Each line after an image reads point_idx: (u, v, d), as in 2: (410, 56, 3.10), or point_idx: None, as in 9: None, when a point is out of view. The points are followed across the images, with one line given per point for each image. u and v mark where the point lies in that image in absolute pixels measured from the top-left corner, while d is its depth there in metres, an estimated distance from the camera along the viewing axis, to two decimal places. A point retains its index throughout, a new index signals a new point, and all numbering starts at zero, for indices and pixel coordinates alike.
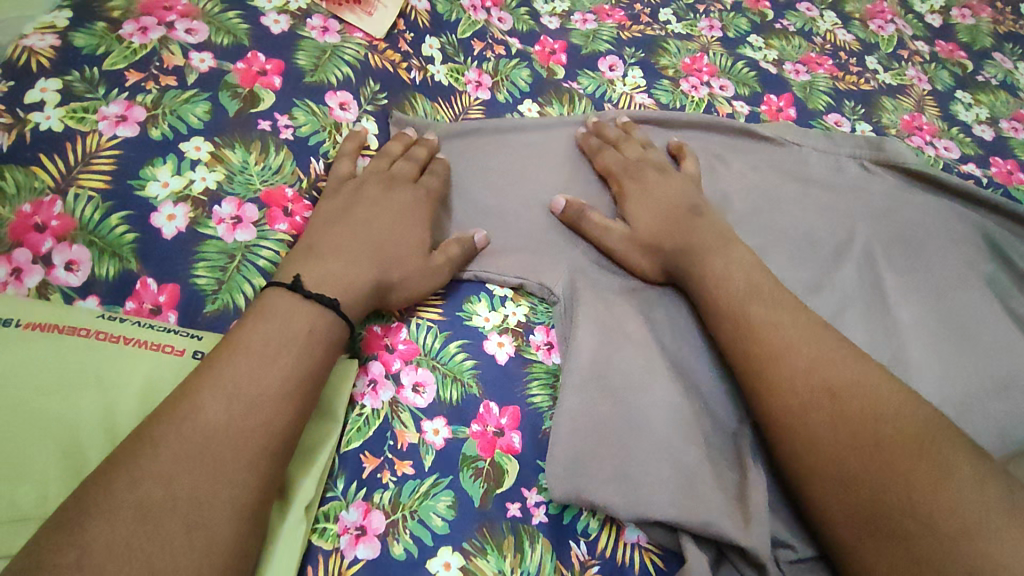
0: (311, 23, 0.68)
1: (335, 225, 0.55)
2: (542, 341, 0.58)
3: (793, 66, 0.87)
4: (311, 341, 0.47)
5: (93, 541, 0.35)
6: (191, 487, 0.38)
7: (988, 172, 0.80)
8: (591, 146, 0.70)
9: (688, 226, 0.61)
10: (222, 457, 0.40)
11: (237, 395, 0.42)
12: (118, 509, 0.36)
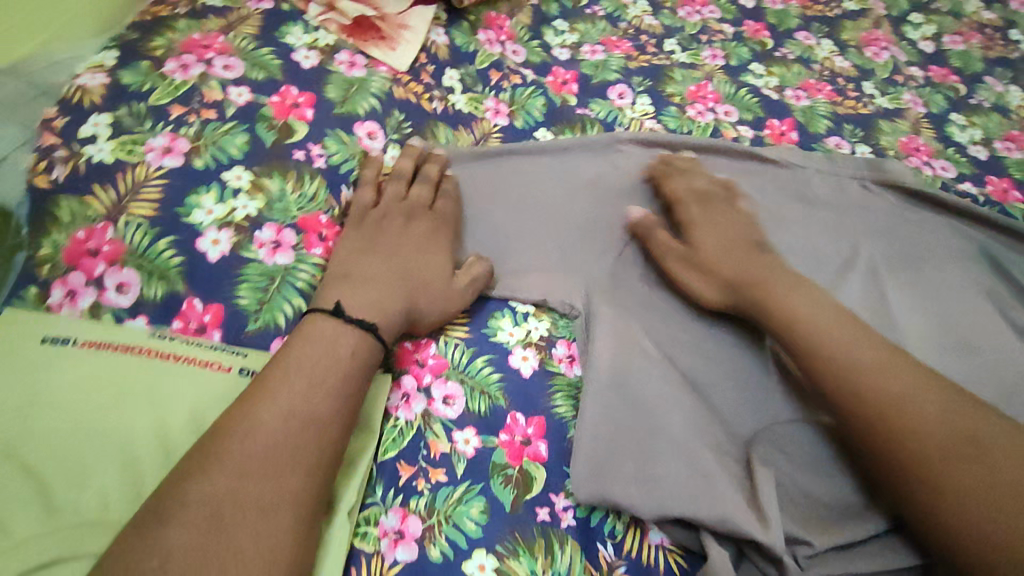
0: (338, 58, 0.73)
1: (370, 253, 0.58)
2: (564, 354, 0.61)
3: (793, 92, 0.91)
4: (350, 355, 0.50)
5: (172, 548, 0.38)
6: (254, 496, 0.41)
7: (984, 190, 0.82)
8: (659, 172, 0.76)
9: (757, 255, 0.63)
10: (278, 468, 0.43)
11: (293, 413, 0.45)
12: (190, 520, 0.39)
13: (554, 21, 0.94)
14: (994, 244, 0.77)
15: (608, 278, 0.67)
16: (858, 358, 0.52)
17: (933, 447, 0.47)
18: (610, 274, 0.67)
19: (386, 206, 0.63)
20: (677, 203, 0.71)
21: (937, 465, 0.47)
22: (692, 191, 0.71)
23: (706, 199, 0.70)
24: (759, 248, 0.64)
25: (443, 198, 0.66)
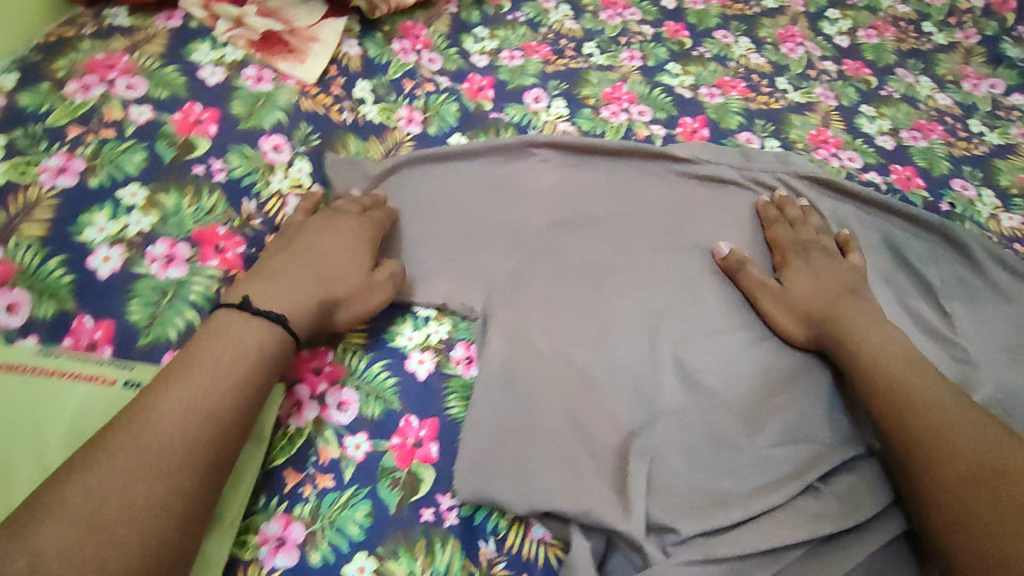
0: (245, 73, 0.73)
1: (286, 251, 0.60)
2: (462, 356, 0.63)
3: (708, 90, 0.93)
4: (254, 357, 0.50)
5: (47, 545, 0.38)
6: (140, 497, 0.41)
7: (888, 179, 0.85)
8: (767, 215, 0.77)
9: (851, 304, 0.66)
10: (168, 470, 0.43)
11: (193, 411, 0.46)
12: (73, 515, 0.39)
13: (474, 29, 0.96)
14: (896, 230, 0.79)
15: (510, 278, 0.68)
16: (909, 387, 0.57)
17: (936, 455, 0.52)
18: (512, 275, 0.69)
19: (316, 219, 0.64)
20: (777, 249, 0.74)
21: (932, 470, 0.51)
22: (796, 239, 0.74)
23: (829, 250, 0.72)
24: (853, 295, 0.67)
25: (378, 209, 0.68)
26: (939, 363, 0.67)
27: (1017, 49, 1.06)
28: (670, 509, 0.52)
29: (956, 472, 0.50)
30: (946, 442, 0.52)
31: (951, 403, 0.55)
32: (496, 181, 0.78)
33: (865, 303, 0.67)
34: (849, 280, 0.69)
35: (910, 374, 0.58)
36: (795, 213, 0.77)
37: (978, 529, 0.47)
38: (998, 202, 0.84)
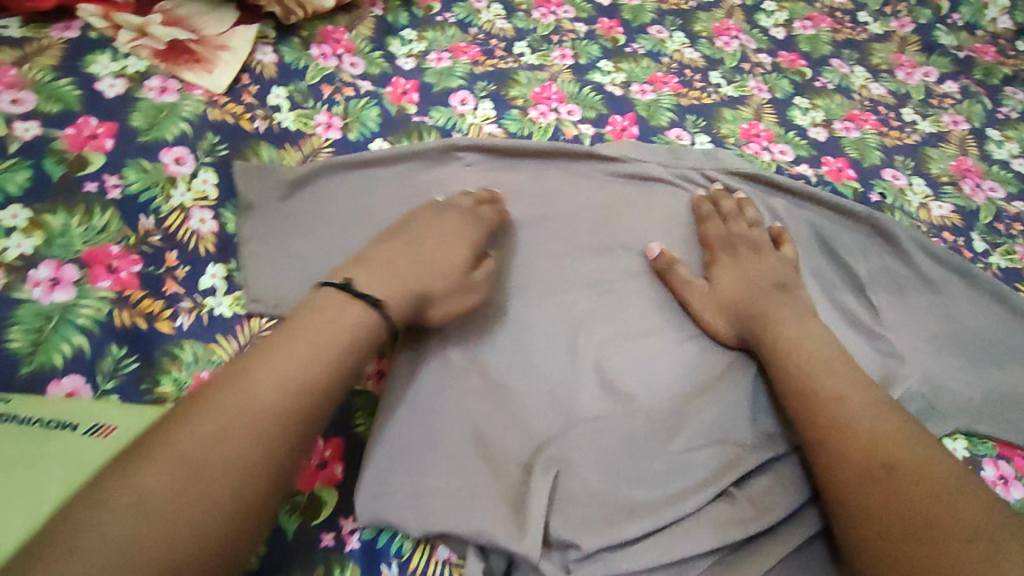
0: (147, 84, 0.70)
1: (392, 239, 0.59)
2: (371, 371, 0.62)
3: (639, 87, 0.91)
4: (362, 333, 0.51)
5: (145, 492, 0.39)
6: (227, 460, 0.42)
7: (819, 171, 0.84)
8: (701, 211, 0.75)
9: (772, 300, 0.65)
10: (256, 434, 0.43)
11: (294, 375, 0.46)
12: (172, 465, 0.40)
13: (401, 31, 0.91)
14: (826, 221, 0.78)
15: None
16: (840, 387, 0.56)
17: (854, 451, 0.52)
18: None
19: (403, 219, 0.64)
20: (706, 247, 0.72)
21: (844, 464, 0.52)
22: (726, 234, 0.72)
23: (757, 244, 0.71)
24: (780, 291, 0.66)
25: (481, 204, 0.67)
26: (863, 356, 0.67)
27: (949, 37, 1.07)
28: (572, 524, 0.51)
29: (855, 473, 0.51)
30: (852, 442, 0.52)
31: (859, 400, 0.55)
32: (416, 185, 0.74)
33: (795, 299, 0.66)
34: (779, 275, 0.68)
35: (824, 370, 0.58)
36: (730, 208, 0.75)
37: (871, 532, 0.48)
38: (928, 190, 0.84)
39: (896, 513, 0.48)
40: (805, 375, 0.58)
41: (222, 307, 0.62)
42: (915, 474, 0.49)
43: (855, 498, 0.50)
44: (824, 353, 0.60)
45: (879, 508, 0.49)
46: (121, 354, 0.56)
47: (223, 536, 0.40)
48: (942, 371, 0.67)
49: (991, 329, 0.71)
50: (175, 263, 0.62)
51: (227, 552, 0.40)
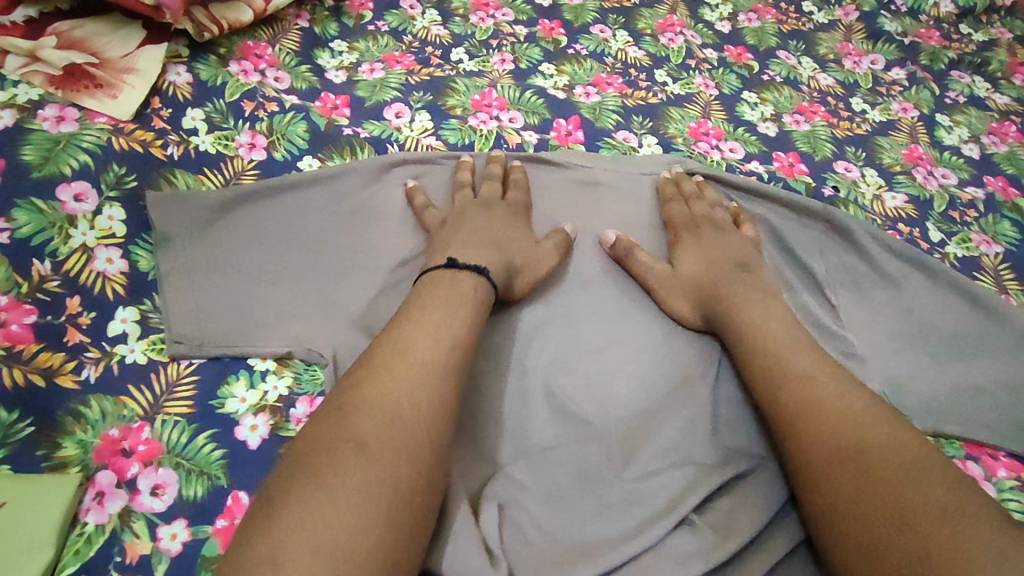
0: (42, 115, 0.65)
1: (457, 232, 0.64)
2: (304, 413, 0.56)
3: (583, 89, 0.88)
4: (475, 310, 0.55)
5: (360, 435, 0.43)
6: (418, 406, 0.46)
7: (770, 167, 0.82)
8: (665, 193, 0.74)
9: (735, 280, 0.64)
10: (415, 419, 0.45)
11: (440, 333, 0.51)
12: (375, 413, 0.45)
13: (330, 42, 0.86)
14: (781, 218, 0.75)
15: (362, 324, 0.62)
16: (803, 369, 0.55)
17: (824, 436, 0.50)
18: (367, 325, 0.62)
19: (441, 215, 0.68)
20: (670, 227, 0.71)
21: (814, 451, 0.50)
22: (689, 215, 0.71)
23: (720, 224, 0.70)
24: (743, 270, 0.66)
25: (514, 189, 0.71)
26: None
27: (894, 23, 1.06)
28: (525, 570, 0.47)
29: (827, 456, 0.49)
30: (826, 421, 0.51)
31: (827, 379, 0.54)
32: (349, 207, 0.69)
33: (755, 278, 0.65)
34: (748, 254, 0.68)
35: (792, 354, 0.57)
36: (693, 190, 0.74)
37: (848, 521, 0.46)
38: (881, 181, 0.82)
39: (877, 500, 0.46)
40: (774, 354, 0.57)
41: (134, 354, 0.56)
42: (887, 453, 0.48)
43: (834, 481, 0.48)
44: (784, 338, 0.58)
45: (856, 493, 0.47)
46: (13, 418, 0.50)
47: (409, 515, 0.42)
48: (903, 370, 0.64)
49: (951, 321, 0.69)
50: (77, 310, 0.56)
51: (416, 528, 0.42)
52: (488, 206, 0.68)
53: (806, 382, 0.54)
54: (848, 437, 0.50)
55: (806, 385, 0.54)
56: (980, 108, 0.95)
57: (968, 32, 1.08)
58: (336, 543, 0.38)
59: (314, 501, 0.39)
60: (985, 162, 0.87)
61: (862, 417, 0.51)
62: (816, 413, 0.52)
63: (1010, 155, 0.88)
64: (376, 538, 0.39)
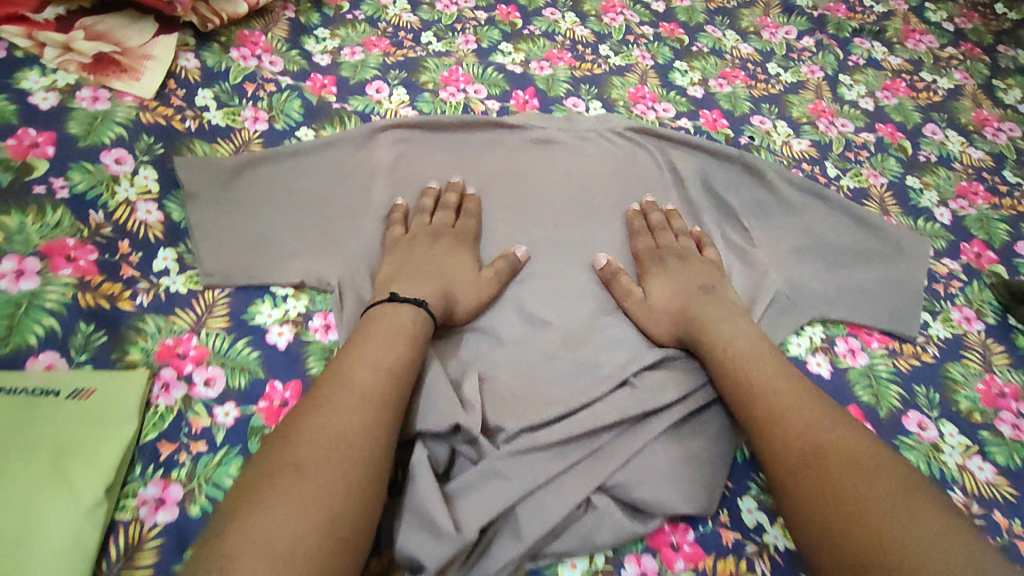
0: (79, 95, 0.76)
1: (407, 263, 0.72)
2: (320, 324, 0.70)
3: (537, 64, 1.02)
4: (414, 340, 0.61)
5: (301, 457, 0.49)
6: (356, 427, 0.52)
7: (697, 123, 0.97)
8: (635, 226, 0.81)
9: (702, 302, 0.71)
10: (355, 440, 0.51)
11: (378, 361, 0.57)
12: (315, 436, 0.51)
13: (315, 31, 0.99)
14: (706, 164, 0.90)
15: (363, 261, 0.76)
16: (772, 382, 0.62)
17: (791, 446, 0.57)
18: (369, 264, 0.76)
19: (402, 237, 0.76)
20: (639, 260, 0.78)
21: (786, 462, 0.56)
22: (655, 247, 0.78)
23: (683, 253, 0.77)
24: (706, 292, 0.72)
25: (464, 218, 0.79)
26: (740, 276, 0.80)
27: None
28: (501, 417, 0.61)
29: (794, 463, 0.56)
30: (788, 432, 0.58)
31: (787, 393, 0.61)
32: (344, 168, 0.83)
33: (719, 297, 0.72)
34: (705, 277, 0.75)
35: (757, 367, 0.63)
36: (660, 220, 0.81)
37: (817, 524, 0.52)
38: (790, 130, 0.97)
39: (837, 498, 0.52)
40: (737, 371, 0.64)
41: (177, 285, 0.69)
42: (848, 459, 0.54)
43: (799, 487, 0.55)
44: (755, 350, 0.65)
45: (821, 498, 0.53)
46: (90, 330, 0.63)
47: (345, 524, 0.47)
48: (802, 276, 0.80)
49: (840, 236, 0.85)
50: (129, 250, 0.69)
51: (352, 544, 0.47)
52: (436, 237, 0.75)
53: (776, 398, 0.60)
54: (817, 445, 0.56)
55: (775, 401, 0.60)
56: (876, 68, 1.11)
57: (871, 4, 1.24)
58: (275, 553, 0.44)
59: (255, 518, 0.45)
60: (878, 113, 1.03)
61: (825, 429, 0.57)
62: (783, 426, 0.58)
63: (899, 106, 1.04)
64: (309, 547, 0.45)
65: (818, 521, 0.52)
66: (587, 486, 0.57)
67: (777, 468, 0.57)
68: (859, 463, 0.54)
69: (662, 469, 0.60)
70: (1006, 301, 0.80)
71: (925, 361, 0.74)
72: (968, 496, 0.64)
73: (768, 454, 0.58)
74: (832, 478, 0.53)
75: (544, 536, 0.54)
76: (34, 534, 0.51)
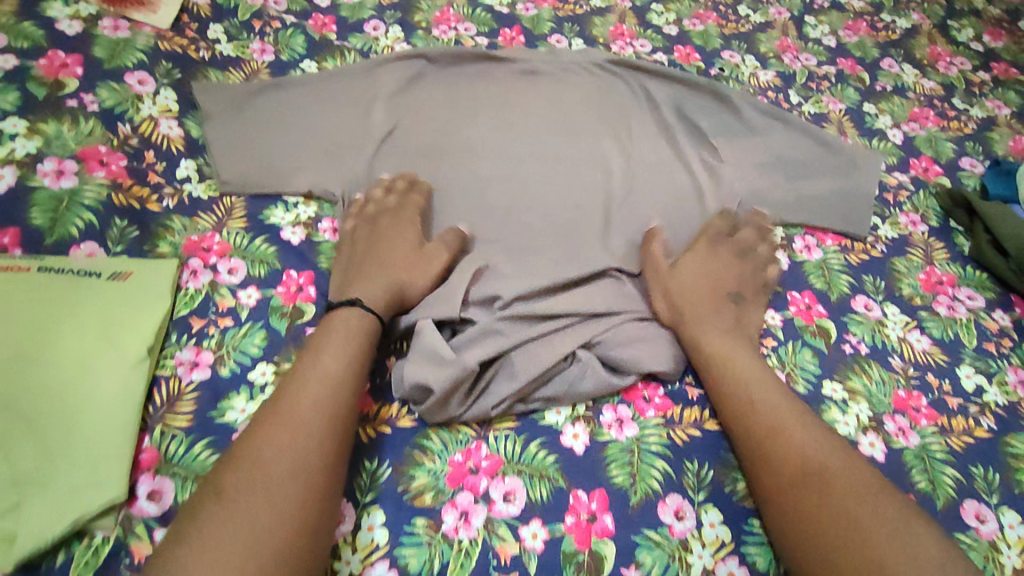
0: (101, 24, 0.83)
1: (352, 263, 0.71)
2: (328, 227, 0.77)
3: (523, 5, 1.08)
4: (350, 348, 0.61)
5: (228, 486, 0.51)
6: (285, 450, 0.53)
7: (671, 57, 1.04)
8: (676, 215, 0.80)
9: (717, 309, 0.72)
10: (280, 462, 0.52)
11: (309, 378, 0.58)
12: (245, 464, 0.52)
13: None
14: (676, 91, 0.96)
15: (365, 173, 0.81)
16: (767, 392, 0.64)
17: (789, 458, 0.59)
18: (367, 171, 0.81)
19: (351, 235, 0.74)
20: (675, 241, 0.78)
21: (779, 470, 0.59)
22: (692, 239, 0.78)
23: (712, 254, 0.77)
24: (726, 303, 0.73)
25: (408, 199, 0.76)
26: (709, 189, 0.85)
27: None
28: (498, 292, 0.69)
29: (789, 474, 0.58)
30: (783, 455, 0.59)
31: (784, 405, 0.63)
32: (342, 89, 0.87)
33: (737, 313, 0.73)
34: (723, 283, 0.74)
35: (757, 387, 0.64)
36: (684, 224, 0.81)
37: (809, 532, 0.55)
38: (757, 64, 1.05)
39: (831, 513, 0.55)
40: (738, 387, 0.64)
41: (197, 191, 0.76)
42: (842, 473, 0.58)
43: (791, 495, 0.57)
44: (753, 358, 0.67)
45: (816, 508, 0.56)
46: (123, 225, 0.70)
47: (281, 547, 0.49)
48: (765, 186, 0.87)
49: (801, 153, 0.91)
50: (153, 160, 0.76)
51: (294, 568, 0.49)
52: (381, 224, 0.74)
53: (774, 409, 0.62)
54: (815, 456, 0.59)
55: (769, 413, 0.62)
56: (840, 10, 1.18)
57: None
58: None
59: (190, 552, 0.47)
60: (840, 49, 1.11)
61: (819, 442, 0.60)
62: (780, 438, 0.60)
63: (860, 44, 1.12)
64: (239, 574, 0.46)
65: (810, 531, 0.55)
66: (573, 342, 0.66)
67: (767, 476, 0.59)
68: (852, 480, 0.57)
69: (634, 338, 0.68)
70: (948, 206, 0.89)
71: (874, 256, 0.83)
72: (906, 362, 0.73)
73: (763, 462, 0.60)
74: (828, 488, 0.57)
75: (534, 377, 0.63)
76: (88, 383, 0.58)
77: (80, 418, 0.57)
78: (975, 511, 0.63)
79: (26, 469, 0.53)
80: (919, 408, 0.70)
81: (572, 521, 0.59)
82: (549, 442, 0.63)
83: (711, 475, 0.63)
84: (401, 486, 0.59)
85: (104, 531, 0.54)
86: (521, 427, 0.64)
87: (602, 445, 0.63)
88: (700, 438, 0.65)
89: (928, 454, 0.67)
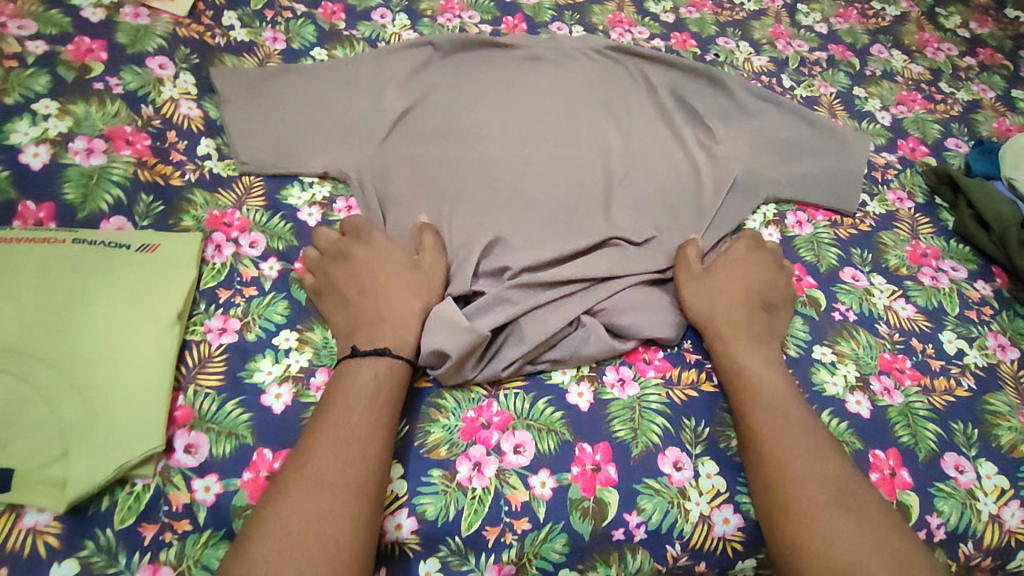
0: (123, 11, 0.86)
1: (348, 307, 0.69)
2: (343, 207, 0.81)
3: None
4: (377, 396, 0.61)
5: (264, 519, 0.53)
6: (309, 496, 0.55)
7: (668, 43, 1.08)
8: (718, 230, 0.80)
9: (753, 319, 0.72)
10: (302, 513, 0.53)
11: (337, 424, 0.59)
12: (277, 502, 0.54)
13: None
14: (673, 76, 0.98)
15: (378, 146, 0.83)
16: (807, 425, 0.64)
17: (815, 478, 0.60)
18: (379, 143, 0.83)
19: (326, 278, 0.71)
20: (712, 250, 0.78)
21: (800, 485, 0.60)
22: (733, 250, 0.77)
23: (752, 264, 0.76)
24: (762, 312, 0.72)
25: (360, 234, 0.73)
26: (706, 168, 0.87)
27: None
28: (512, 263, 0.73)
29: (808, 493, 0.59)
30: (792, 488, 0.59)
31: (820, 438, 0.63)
32: (352, 72, 0.90)
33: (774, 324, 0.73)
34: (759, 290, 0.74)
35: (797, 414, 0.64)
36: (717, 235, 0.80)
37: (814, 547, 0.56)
38: (751, 50, 1.09)
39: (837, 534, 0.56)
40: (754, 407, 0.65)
41: (218, 169, 0.80)
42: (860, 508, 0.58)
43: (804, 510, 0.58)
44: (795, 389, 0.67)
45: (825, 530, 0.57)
46: (150, 201, 0.74)
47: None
48: (758, 165, 0.89)
49: (794, 135, 0.93)
50: (176, 140, 0.80)
51: None
52: (369, 239, 0.73)
53: (810, 440, 0.62)
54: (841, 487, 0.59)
55: (804, 439, 0.62)
56: None
57: None
58: None
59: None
60: (831, 36, 1.14)
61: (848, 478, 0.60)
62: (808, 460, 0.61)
63: (850, 31, 1.16)
64: None
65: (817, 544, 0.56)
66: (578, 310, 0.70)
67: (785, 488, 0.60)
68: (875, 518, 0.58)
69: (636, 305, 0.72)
70: (934, 183, 0.93)
71: (863, 230, 0.87)
72: (892, 328, 0.78)
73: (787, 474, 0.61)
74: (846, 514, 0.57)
75: (542, 341, 0.67)
76: (124, 346, 0.62)
77: (119, 377, 0.61)
78: (954, 462, 0.68)
79: (73, 423, 0.58)
80: (903, 370, 0.74)
81: (578, 471, 0.63)
82: (555, 400, 0.67)
83: (707, 431, 0.67)
84: (418, 441, 0.63)
85: (144, 479, 0.59)
86: (529, 386, 0.68)
87: (606, 402, 0.68)
88: (698, 397, 0.70)
89: (912, 412, 0.71)
